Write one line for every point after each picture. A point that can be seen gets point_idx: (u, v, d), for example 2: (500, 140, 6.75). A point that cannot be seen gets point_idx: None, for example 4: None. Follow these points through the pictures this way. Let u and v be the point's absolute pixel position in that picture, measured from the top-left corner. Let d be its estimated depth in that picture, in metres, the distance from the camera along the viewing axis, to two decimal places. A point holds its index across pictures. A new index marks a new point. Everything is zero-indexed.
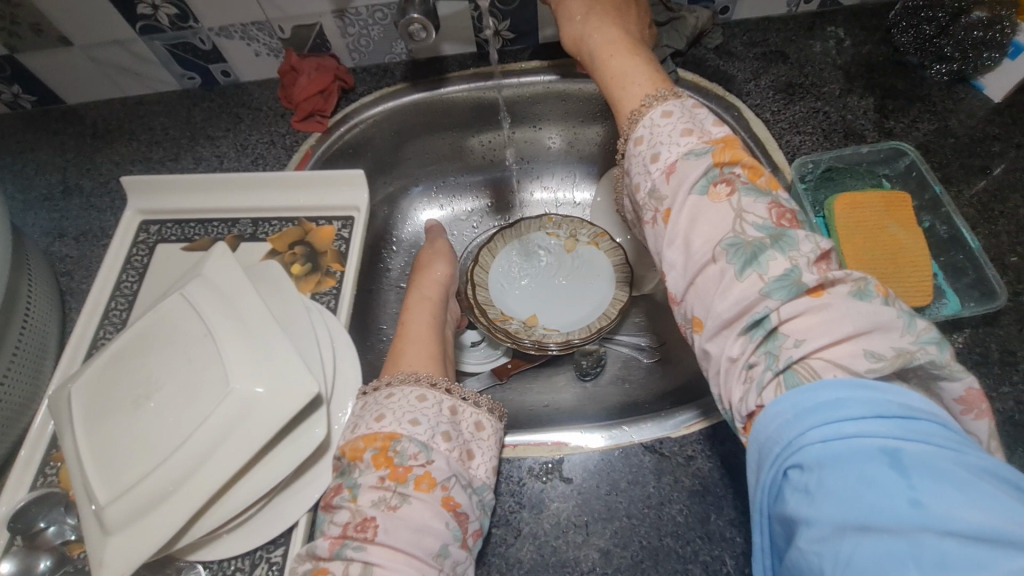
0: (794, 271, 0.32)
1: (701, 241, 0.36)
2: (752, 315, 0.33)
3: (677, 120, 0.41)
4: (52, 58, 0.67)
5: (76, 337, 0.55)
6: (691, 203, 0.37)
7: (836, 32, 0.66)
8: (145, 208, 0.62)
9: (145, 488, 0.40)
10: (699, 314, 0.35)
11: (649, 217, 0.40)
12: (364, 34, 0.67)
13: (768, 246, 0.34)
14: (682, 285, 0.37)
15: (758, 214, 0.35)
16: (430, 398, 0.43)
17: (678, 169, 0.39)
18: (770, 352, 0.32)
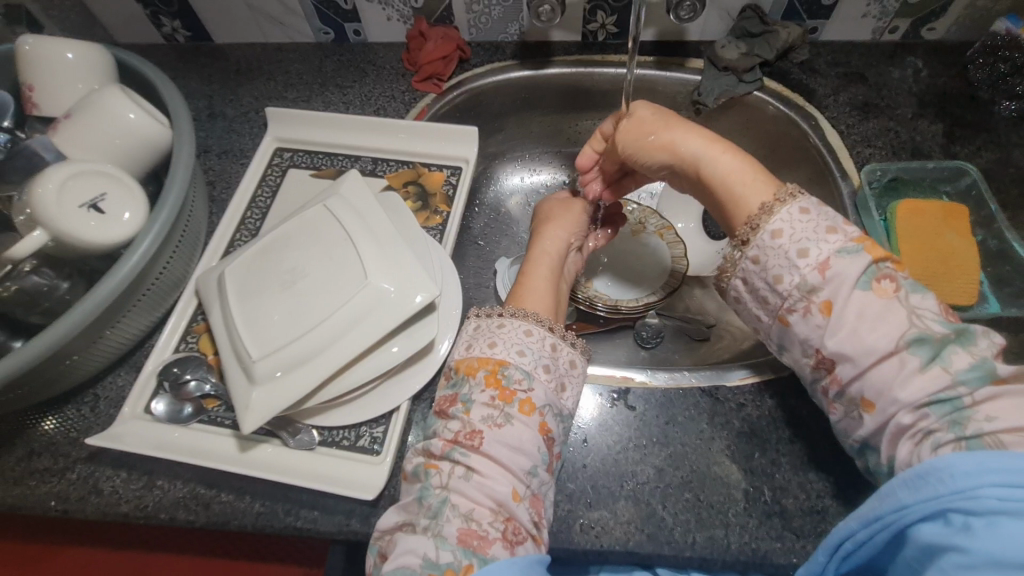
0: (988, 362, 0.40)
1: (881, 335, 0.42)
2: (940, 394, 0.40)
3: (816, 218, 0.47)
4: (215, 0, 0.78)
5: (218, 235, 0.65)
6: (858, 297, 0.43)
7: (915, 62, 0.72)
8: (283, 137, 0.71)
9: (291, 352, 0.49)
10: (870, 395, 0.43)
11: (799, 309, 0.46)
12: (486, 12, 0.76)
13: (951, 341, 0.41)
14: (849, 371, 0.44)
15: (931, 311, 0.43)
16: (536, 333, 0.50)
17: (830, 267, 0.44)
18: (955, 422, 0.39)
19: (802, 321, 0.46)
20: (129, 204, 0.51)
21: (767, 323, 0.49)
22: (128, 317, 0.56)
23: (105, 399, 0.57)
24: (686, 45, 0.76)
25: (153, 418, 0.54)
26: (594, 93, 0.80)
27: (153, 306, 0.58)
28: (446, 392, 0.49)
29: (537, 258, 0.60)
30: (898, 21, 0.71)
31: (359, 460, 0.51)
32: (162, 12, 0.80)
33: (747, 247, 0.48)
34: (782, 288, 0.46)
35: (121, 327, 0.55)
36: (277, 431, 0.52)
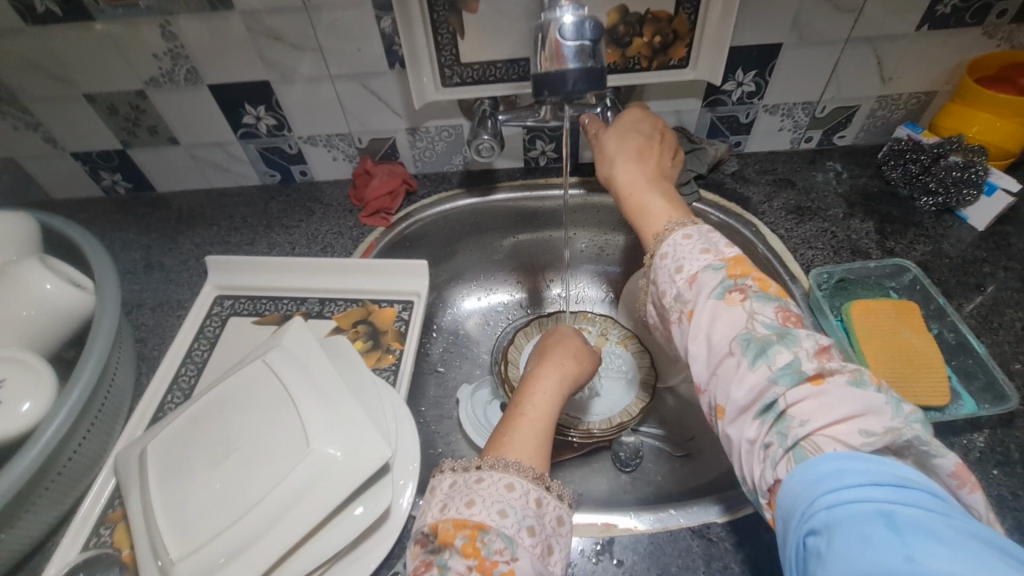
0: (795, 362, 0.37)
1: (724, 334, 0.41)
2: (763, 400, 0.37)
3: (696, 243, 0.47)
4: (158, 153, 0.78)
5: (146, 399, 0.59)
6: (711, 306, 0.42)
7: (835, 165, 0.78)
8: (223, 284, 0.68)
9: (219, 545, 0.42)
10: (718, 400, 0.40)
11: (676, 318, 0.46)
12: (429, 148, 0.78)
13: (773, 341, 0.39)
14: (703, 374, 0.42)
15: (767, 315, 0.40)
16: (518, 487, 0.45)
17: (699, 279, 0.45)
18: (779, 432, 0.36)
19: (679, 329, 0.45)
20: (33, 391, 0.46)
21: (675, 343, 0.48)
22: (27, 516, 0.47)
23: None
24: None
25: None
26: (542, 214, 0.82)
27: (62, 494, 0.50)
28: (423, 557, 0.43)
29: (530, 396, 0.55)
30: (812, 132, 0.78)
31: None
32: (102, 167, 0.79)
33: (649, 267, 0.51)
34: (666, 303, 0.47)
35: (17, 529, 0.47)
36: None
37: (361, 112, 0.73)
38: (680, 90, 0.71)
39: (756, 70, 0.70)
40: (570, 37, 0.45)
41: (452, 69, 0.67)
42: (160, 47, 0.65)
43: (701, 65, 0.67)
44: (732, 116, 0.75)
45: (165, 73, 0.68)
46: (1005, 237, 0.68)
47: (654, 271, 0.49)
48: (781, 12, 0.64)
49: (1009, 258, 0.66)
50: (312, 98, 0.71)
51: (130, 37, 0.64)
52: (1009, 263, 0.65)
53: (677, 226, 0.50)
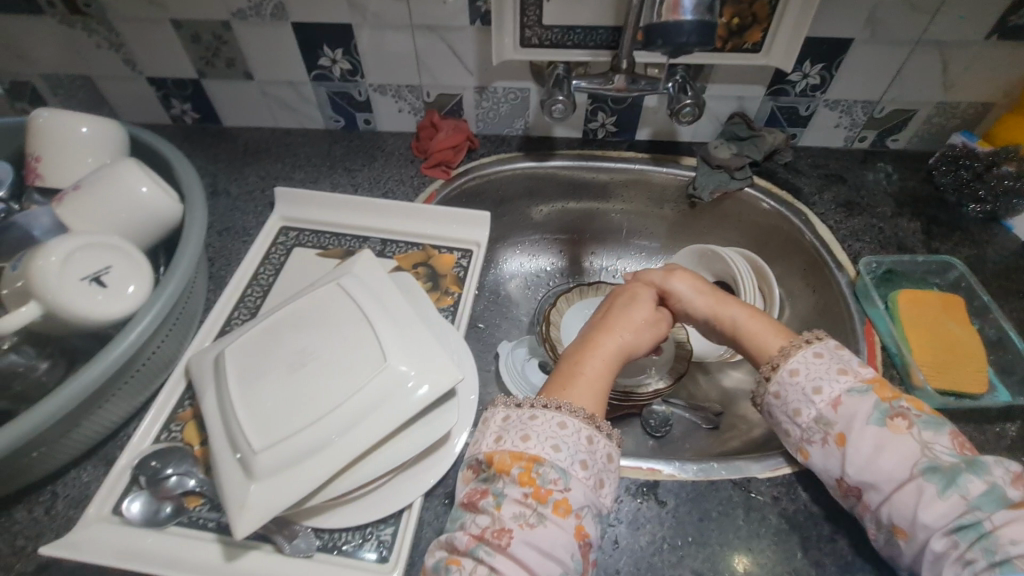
0: (996, 489, 0.41)
1: (894, 460, 0.44)
2: (960, 519, 0.40)
3: (829, 360, 0.49)
4: (231, 86, 0.80)
5: (215, 313, 0.61)
6: (873, 432, 0.45)
7: (885, 167, 0.79)
8: (289, 216, 0.71)
9: (296, 443, 0.44)
10: (899, 523, 0.43)
11: (816, 440, 0.47)
12: (494, 109, 0.80)
13: (962, 469, 0.42)
14: (875, 497, 0.44)
15: (942, 445, 0.43)
16: (570, 426, 0.46)
17: (843, 403, 0.47)
18: (986, 548, 0.38)
19: (820, 452, 0.47)
20: (134, 276, 0.48)
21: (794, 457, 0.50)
22: (109, 402, 0.50)
23: (64, 497, 0.49)
24: (678, 146, 0.82)
25: (123, 520, 0.47)
26: (594, 185, 0.84)
27: (139, 388, 0.53)
28: (476, 484, 0.45)
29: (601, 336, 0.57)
30: (866, 132, 0.80)
31: (364, 569, 0.45)
32: (174, 95, 0.82)
33: (768, 378, 0.51)
34: (800, 421, 0.48)
35: (100, 413, 0.50)
36: (271, 535, 0.46)
37: (434, 65, 0.75)
38: (747, 75, 0.73)
39: (823, 64, 0.72)
40: None
41: (531, 30, 0.69)
42: None
43: (774, 52, 0.69)
44: (793, 107, 0.77)
45: (252, 6, 0.70)
46: None
47: (778, 383, 0.50)
48: (858, 7, 0.65)
49: None
50: (390, 46, 0.73)
51: None
52: None
53: (795, 347, 0.51)
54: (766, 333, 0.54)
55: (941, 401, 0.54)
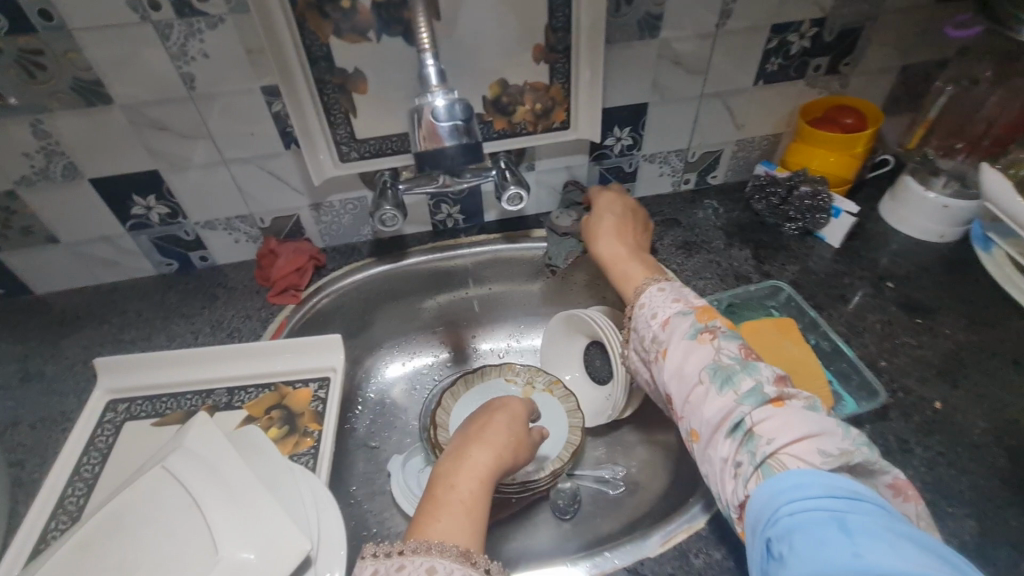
0: (758, 388, 0.45)
1: (694, 371, 0.49)
2: (733, 419, 0.45)
3: (671, 292, 0.56)
4: (32, 254, 0.72)
5: (25, 530, 0.52)
6: (684, 345, 0.51)
7: (712, 203, 0.87)
8: (115, 387, 0.63)
9: None
10: (694, 424, 0.48)
11: (653, 360, 0.54)
12: (336, 221, 0.79)
13: (739, 370, 0.47)
14: (681, 403, 0.49)
15: (730, 351, 0.48)
16: (441, 569, 0.42)
17: (671, 323, 0.53)
18: (751, 449, 0.43)
19: (656, 370, 0.53)
20: None
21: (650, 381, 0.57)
22: None
23: None
24: (527, 221, 0.85)
25: None
26: (455, 273, 0.83)
27: None
28: None
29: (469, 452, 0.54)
30: (688, 175, 0.87)
31: None
32: None
33: (628, 317, 0.58)
34: (643, 346, 0.55)
35: None
36: None
37: (260, 193, 0.73)
38: (568, 148, 0.78)
39: (630, 127, 0.78)
40: (444, 117, 0.52)
41: (348, 146, 0.69)
42: (31, 146, 0.62)
43: (581, 125, 0.73)
44: (618, 167, 0.83)
45: (38, 171, 0.65)
46: (856, 251, 0.78)
47: (635, 321, 0.57)
48: (643, 76, 0.72)
49: (863, 268, 0.76)
50: (206, 183, 0.70)
51: None
52: (864, 273, 0.75)
53: (654, 281, 0.59)
54: (639, 269, 0.63)
55: None
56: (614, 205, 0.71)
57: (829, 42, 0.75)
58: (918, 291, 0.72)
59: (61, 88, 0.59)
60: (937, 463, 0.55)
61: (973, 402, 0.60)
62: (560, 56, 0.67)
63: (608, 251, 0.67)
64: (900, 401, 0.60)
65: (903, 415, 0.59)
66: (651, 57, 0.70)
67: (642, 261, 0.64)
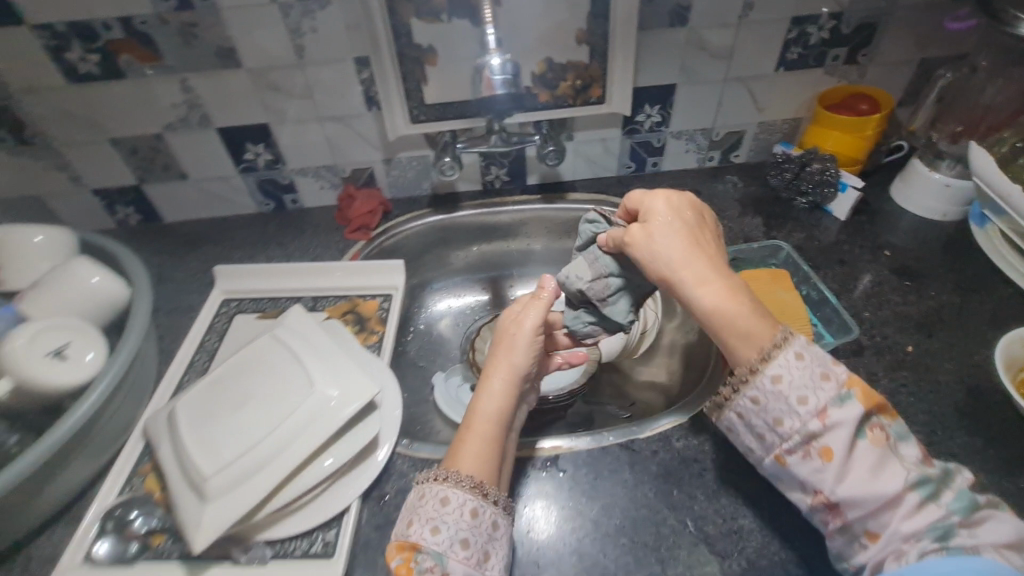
0: (962, 497, 0.44)
1: (884, 481, 0.45)
2: (933, 523, 0.43)
3: (810, 362, 0.48)
4: (167, 187, 0.91)
5: (167, 378, 0.69)
6: (862, 447, 0.46)
7: (732, 179, 0.97)
8: (229, 289, 0.81)
9: (243, 464, 0.53)
10: (873, 529, 0.45)
11: (798, 451, 0.48)
12: (403, 176, 0.94)
13: (934, 494, 0.45)
14: (853, 514, 0.46)
15: (910, 454, 0.47)
16: (453, 500, 0.50)
17: (829, 414, 0.47)
18: (941, 538, 0.43)
19: (802, 462, 0.48)
20: (90, 345, 0.56)
21: (763, 457, 0.51)
22: (72, 465, 0.57)
23: (41, 556, 0.56)
24: (564, 185, 0.98)
25: (97, 564, 0.54)
26: (499, 226, 0.97)
27: (101, 451, 0.60)
28: None
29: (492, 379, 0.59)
30: (712, 152, 0.97)
31: (313, 567, 0.53)
32: (118, 202, 0.92)
33: (747, 382, 0.50)
34: (783, 430, 0.48)
35: (67, 476, 0.57)
36: (229, 551, 0.53)
37: (345, 147, 0.89)
38: (603, 121, 0.90)
39: (659, 105, 0.89)
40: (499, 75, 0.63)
41: (418, 110, 0.84)
42: (179, 98, 0.80)
43: (615, 100, 0.85)
44: (648, 141, 0.94)
45: (181, 119, 0.83)
46: (861, 225, 0.86)
47: (755, 387, 0.50)
48: (672, 59, 0.83)
49: (865, 238, 0.84)
50: (304, 136, 0.87)
51: (154, 90, 0.79)
52: (865, 243, 0.83)
53: (777, 345, 0.50)
54: (726, 287, 0.53)
55: None
56: (671, 208, 0.57)
57: (846, 33, 0.83)
58: (912, 260, 0.80)
59: (206, 52, 0.76)
60: (901, 393, 0.64)
61: (945, 350, 0.68)
62: (598, 39, 0.79)
63: (695, 271, 0.53)
64: (876, 344, 0.69)
65: (877, 355, 0.68)
66: (679, 42, 0.81)
67: (737, 286, 0.53)
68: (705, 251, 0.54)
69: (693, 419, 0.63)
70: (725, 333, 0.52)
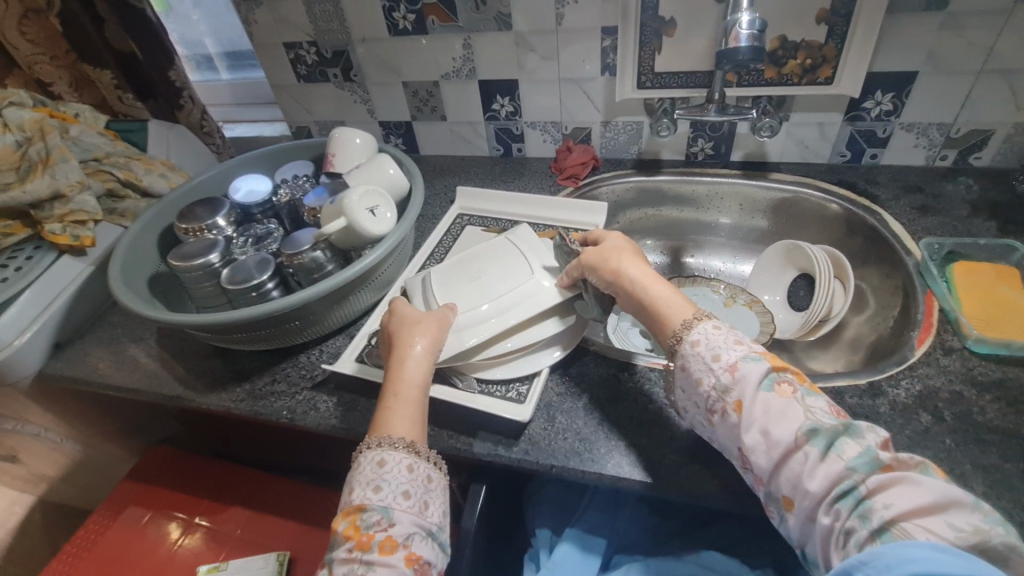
0: (869, 452, 0.47)
1: (785, 430, 0.50)
2: (842, 486, 0.46)
3: (706, 349, 0.58)
4: (430, 125, 1.16)
5: (417, 259, 0.91)
6: (763, 397, 0.53)
7: (967, 181, 0.90)
8: (465, 206, 1.01)
9: (476, 313, 0.69)
10: (789, 493, 0.49)
11: (720, 411, 0.55)
12: (615, 138, 1.06)
13: (842, 434, 0.48)
14: (767, 470, 0.51)
15: (820, 410, 0.51)
16: (388, 461, 0.55)
17: (739, 369, 0.55)
18: (864, 515, 0.44)
19: (723, 421, 0.55)
20: (389, 208, 0.79)
21: (706, 428, 0.58)
22: (359, 292, 0.79)
23: (328, 352, 0.80)
24: (767, 165, 1.01)
25: (364, 361, 0.75)
26: (693, 196, 1.04)
27: (373, 290, 0.82)
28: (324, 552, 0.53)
29: (407, 344, 0.63)
30: (946, 151, 0.92)
31: (510, 404, 0.67)
32: (393, 133, 1.20)
33: (677, 353, 0.60)
34: (703, 388, 0.57)
35: (353, 299, 0.79)
36: (451, 376, 0.69)
37: (572, 107, 1.04)
38: (825, 104, 0.91)
39: (893, 92, 0.87)
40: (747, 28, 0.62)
41: (645, 77, 0.95)
42: (458, 54, 1.03)
43: (843, 83, 0.86)
44: (871, 130, 0.93)
45: (455, 70, 1.05)
46: None
47: (684, 356, 0.59)
48: (918, 45, 0.82)
49: None
50: (543, 93, 1.04)
51: (443, 46, 1.02)
52: None
53: (696, 321, 0.61)
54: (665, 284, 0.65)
55: (992, 348, 0.64)
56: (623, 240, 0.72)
57: None
58: None
59: (488, 17, 0.96)
60: None
61: None
62: (840, 19, 0.81)
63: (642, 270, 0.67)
64: None
65: None
66: (931, 28, 0.80)
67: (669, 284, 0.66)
68: (644, 265, 0.68)
69: (870, 382, 0.64)
70: (658, 308, 0.63)
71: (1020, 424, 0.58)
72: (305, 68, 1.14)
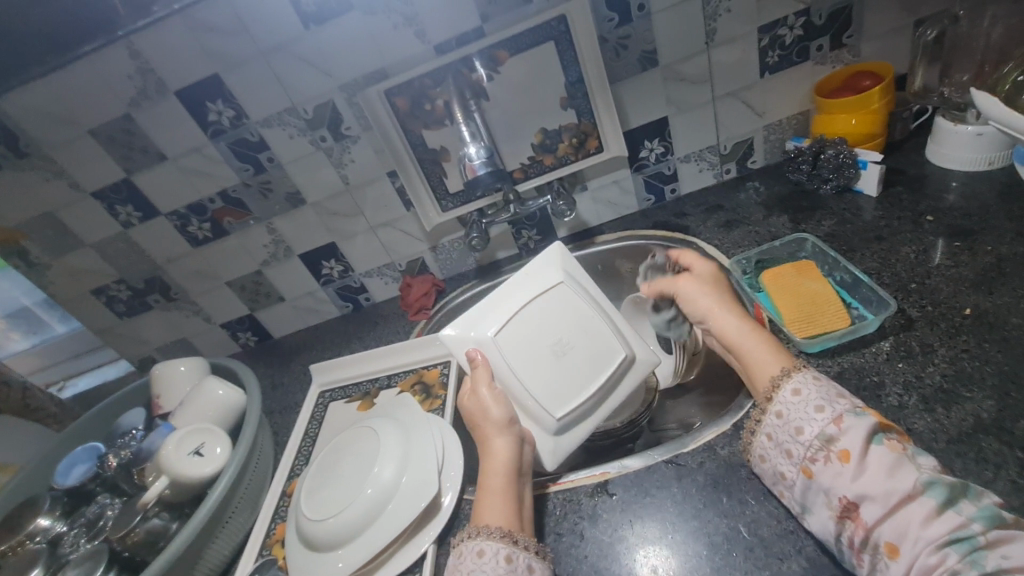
0: (988, 509, 0.43)
1: (899, 479, 0.46)
2: (955, 533, 0.42)
3: (807, 396, 0.54)
4: (272, 310, 1.13)
5: (283, 462, 0.83)
6: (875, 451, 0.48)
7: (754, 185, 0.98)
8: (324, 382, 0.96)
9: (338, 524, 0.65)
10: (892, 539, 0.44)
11: (820, 458, 0.50)
12: (449, 257, 1.07)
13: (961, 492, 0.44)
14: (871, 514, 0.46)
15: (930, 467, 0.46)
16: (488, 552, 0.54)
17: (844, 421, 0.50)
18: (975, 561, 0.40)
19: (824, 469, 0.50)
20: (219, 442, 0.74)
21: (794, 477, 0.53)
22: (217, 540, 0.71)
23: None
24: (591, 231, 1.05)
25: None
26: None
27: (237, 528, 0.74)
28: None
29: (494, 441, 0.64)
30: (727, 165, 1.00)
31: None
32: (239, 330, 1.15)
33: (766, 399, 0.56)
34: (803, 439, 0.52)
35: (211, 550, 0.70)
36: None
37: (396, 245, 1.05)
38: (609, 166, 0.97)
39: (658, 138, 0.95)
40: None
41: (446, 200, 0.98)
42: (268, 239, 1.02)
43: (612, 145, 0.93)
44: (659, 172, 1.00)
45: (272, 254, 1.04)
46: (897, 196, 0.83)
47: (780, 399, 0.55)
48: (656, 97, 0.90)
49: (903, 209, 0.80)
50: (365, 244, 1.04)
51: (249, 239, 1.02)
52: (904, 213, 0.79)
53: (786, 376, 0.57)
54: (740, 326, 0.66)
55: (819, 344, 0.66)
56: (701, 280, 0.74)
57: (820, 24, 0.85)
58: (961, 219, 0.75)
59: (280, 199, 0.97)
60: (963, 358, 0.59)
61: (1008, 304, 0.62)
62: (581, 100, 0.89)
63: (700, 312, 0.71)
64: (928, 314, 0.65)
65: (930, 325, 0.64)
66: (657, 80, 0.89)
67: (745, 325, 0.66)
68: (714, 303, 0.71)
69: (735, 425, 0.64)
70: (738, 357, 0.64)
71: (870, 412, 0.59)
72: (123, 305, 1.09)
